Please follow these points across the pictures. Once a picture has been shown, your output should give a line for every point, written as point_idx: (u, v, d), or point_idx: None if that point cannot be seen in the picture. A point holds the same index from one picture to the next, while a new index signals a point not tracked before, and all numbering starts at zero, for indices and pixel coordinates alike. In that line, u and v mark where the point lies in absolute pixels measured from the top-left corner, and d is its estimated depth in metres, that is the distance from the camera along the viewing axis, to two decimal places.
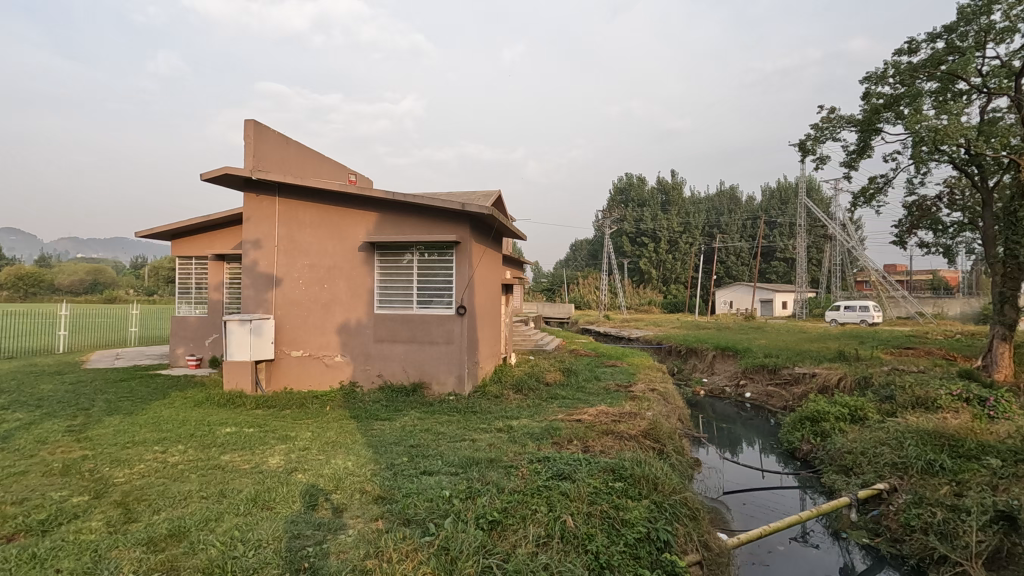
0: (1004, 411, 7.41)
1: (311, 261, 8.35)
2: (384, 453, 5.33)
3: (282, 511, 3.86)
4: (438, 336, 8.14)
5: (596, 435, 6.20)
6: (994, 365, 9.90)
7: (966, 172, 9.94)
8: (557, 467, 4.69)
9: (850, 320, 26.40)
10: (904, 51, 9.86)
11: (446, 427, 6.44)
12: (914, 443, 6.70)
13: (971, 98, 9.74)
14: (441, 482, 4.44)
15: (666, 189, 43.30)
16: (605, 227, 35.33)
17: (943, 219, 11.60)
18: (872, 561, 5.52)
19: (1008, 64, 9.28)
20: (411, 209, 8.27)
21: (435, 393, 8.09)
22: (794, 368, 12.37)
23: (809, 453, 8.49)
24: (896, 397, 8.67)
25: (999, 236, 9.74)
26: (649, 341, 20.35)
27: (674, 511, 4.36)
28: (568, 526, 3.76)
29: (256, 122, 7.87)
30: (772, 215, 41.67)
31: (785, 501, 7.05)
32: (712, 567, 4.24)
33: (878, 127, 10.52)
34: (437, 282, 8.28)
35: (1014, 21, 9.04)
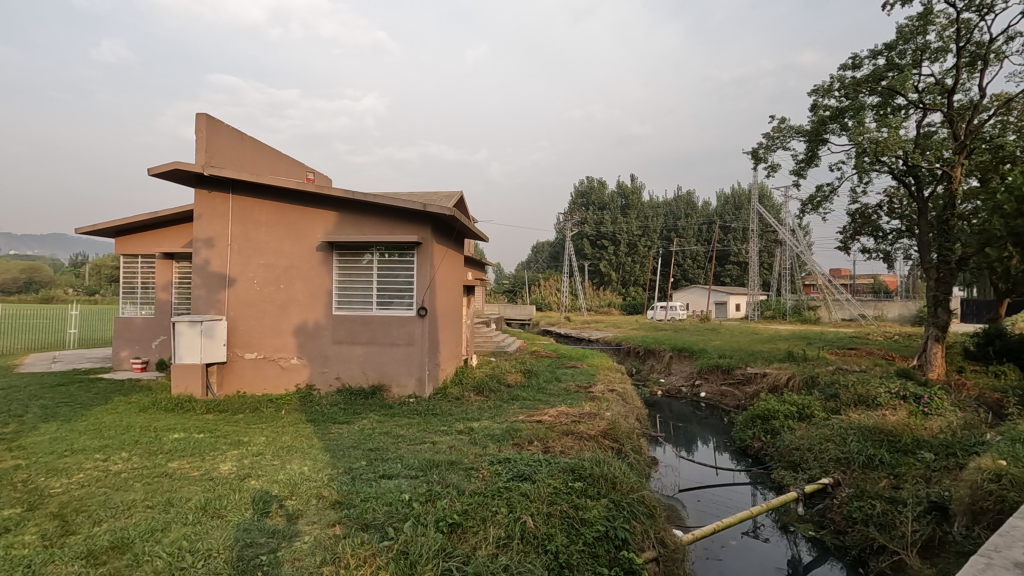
0: (937, 407, 7.87)
1: (266, 261, 8.11)
2: (342, 457, 5.22)
3: (234, 518, 3.74)
4: (398, 337, 8.04)
5: (557, 436, 6.26)
6: (928, 365, 10.43)
7: (904, 182, 10.48)
8: (518, 468, 4.70)
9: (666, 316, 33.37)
10: (848, 66, 10.37)
11: (406, 430, 6.36)
12: (857, 439, 7.05)
13: (908, 113, 10.34)
14: (401, 485, 4.38)
15: (626, 193, 44.03)
16: (567, 230, 35.68)
17: (884, 226, 12.27)
18: (818, 553, 5.78)
19: (941, 82, 9.90)
20: (371, 209, 8.14)
21: (395, 395, 7.99)
22: (746, 368, 12.81)
23: (760, 450, 8.81)
24: (840, 395, 9.11)
25: (933, 243, 10.41)
26: (608, 341, 20.66)
27: (632, 509, 4.44)
28: (528, 526, 3.78)
29: (209, 117, 7.63)
30: (727, 220, 43.00)
31: (738, 497, 7.29)
32: (667, 564, 4.36)
33: (824, 138, 11.04)
34: (398, 283, 8.17)
35: (947, 42, 9.64)
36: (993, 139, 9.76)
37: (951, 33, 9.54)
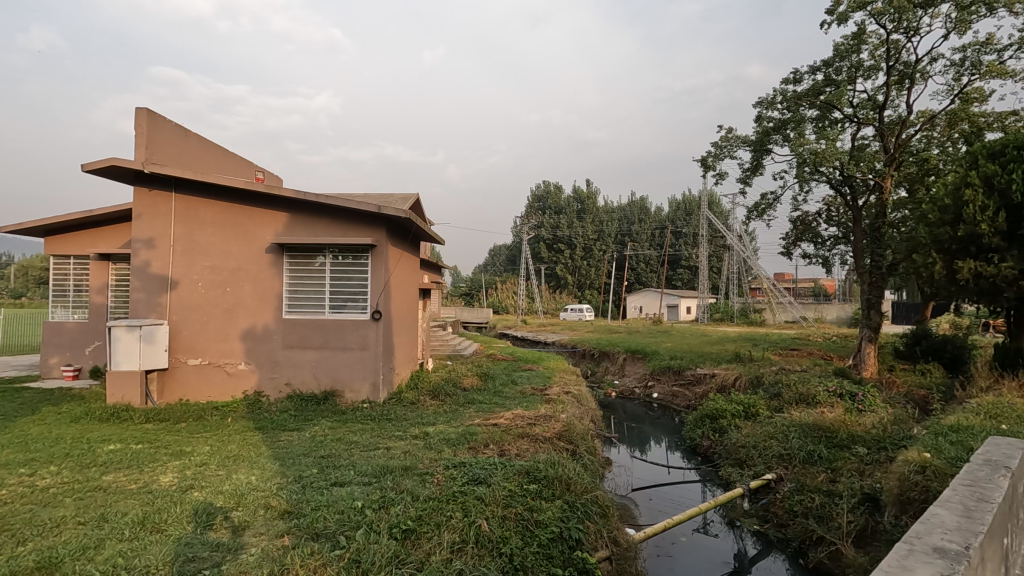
0: (870, 404, 8.35)
1: (211, 263, 7.80)
2: (292, 465, 5.07)
3: (174, 532, 3.57)
4: (351, 341, 7.88)
5: (513, 439, 6.28)
6: (862, 364, 11.02)
7: (840, 191, 11.08)
8: (474, 472, 4.69)
9: (577, 314, 36.92)
10: (790, 80, 10.90)
11: (359, 436, 6.24)
12: (798, 436, 7.40)
13: (844, 126, 10.95)
14: (353, 493, 4.29)
15: (582, 198, 44.67)
16: (523, 233, 35.86)
17: (822, 233, 12.94)
18: (762, 546, 6.02)
19: (873, 98, 10.54)
20: (323, 210, 7.95)
21: (348, 401, 7.82)
22: (696, 369, 13.22)
23: (709, 449, 9.11)
24: (783, 394, 9.52)
25: (866, 249, 10.99)
26: (564, 344, 20.90)
27: (585, 509, 4.51)
28: (483, 530, 3.77)
29: (149, 111, 7.30)
30: (678, 225, 44.28)
31: (688, 495, 7.51)
32: (620, 562, 4.45)
33: (768, 148, 11.55)
34: (351, 285, 8.02)
35: (878, 60, 10.28)
36: (919, 153, 10.46)
37: (882, 53, 10.18)
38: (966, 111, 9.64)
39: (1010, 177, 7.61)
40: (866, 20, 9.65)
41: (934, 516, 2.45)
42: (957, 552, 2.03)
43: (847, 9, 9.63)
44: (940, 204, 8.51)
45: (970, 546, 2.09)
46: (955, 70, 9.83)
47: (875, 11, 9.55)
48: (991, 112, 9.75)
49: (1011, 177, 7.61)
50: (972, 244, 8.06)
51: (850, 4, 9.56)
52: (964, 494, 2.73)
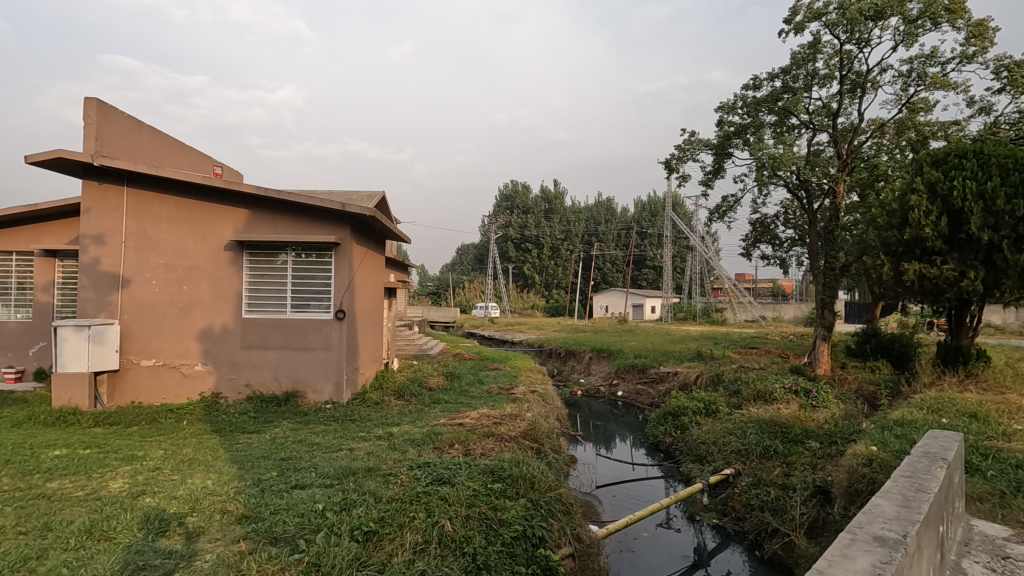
0: (823, 400, 8.69)
1: (165, 260, 7.52)
2: (250, 469, 4.94)
3: (123, 540, 3.44)
4: (313, 342, 7.73)
5: (478, 438, 6.29)
6: (816, 362, 11.40)
7: (797, 195, 11.47)
8: (438, 472, 4.67)
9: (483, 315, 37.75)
10: (750, 86, 11.22)
11: (322, 438, 6.14)
12: (755, 431, 7.63)
13: (800, 132, 11.33)
14: (314, 496, 4.22)
15: (550, 198, 44.92)
16: (491, 232, 35.69)
17: (780, 235, 13.37)
18: (721, 539, 6.20)
19: (827, 105, 10.96)
20: (285, 206, 7.78)
21: (310, 402, 7.68)
22: (660, 368, 13.47)
23: (671, 445, 9.32)
24: (742, 391, 9.81)
25: (820, 251, 11.38)
26: (531, 343, 20.98)
27: (549, 507, 4.55)
28: (446, 530, 3.76)
29: (99, 102, 7.01)
30: (643, 226, 45.07)
31: (651, 491, 7.65)
32: (582, 559, 4.52)
33: (729, 151, 11.85)
34: (314, 284, 7.87)
35: (832, 70, 10.69)
36: (870, 159, 10.93)
37: (835, 62, 10.58)
38: (913, 120, 10.11)
39: (952, 184, 8.04)
40: (821, 30, 10.01)
41: (876, 506, 2.57)
42: (895, 541, 2.14)
43: (804, 18, 9.97)
44: (888, 209, 8.90)
45: (907, 534, 2.21)
46: (903, 80, 10.30)
47: (829, 22, 9.92)
48: (936, 122, 10.26)
49: (953, 183, 8.05)
50: (918, 247, 8.46)
51: (806, 14, 9.91)
52: (904, 484, 2.87)
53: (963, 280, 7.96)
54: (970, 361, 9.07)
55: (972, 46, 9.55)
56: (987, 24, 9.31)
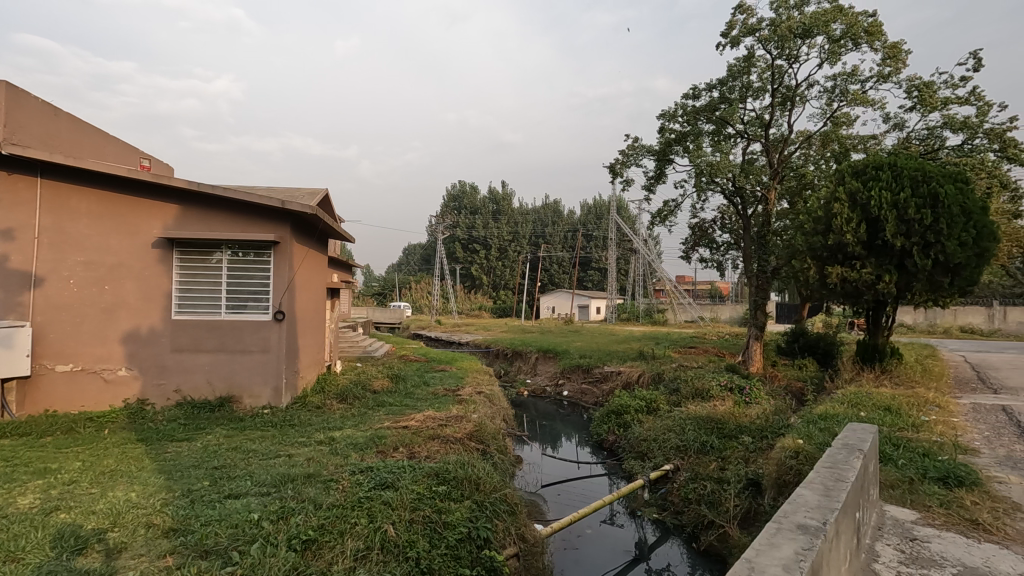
0: (755, 397, 9.14)
1: (86, 258, 7.01)
2: (180, 478, 4.69)
3: (33, 560, 3.18)
4: (251, 344, 7.42)
5: (423, 441, 6.22)
6: (749, 361, 11.95)
7: (733, 201, 12.00)
8: (380, 476, 4.58)
9: None
10: (689, 96, 11.66)
11: (258, 444, 5.89)
12: (693, 428, 7.93)
13: (736, 141, 11.87)
14: (249, 505, 4.05)
15: (497, 199, 45.08)
16: (439, 233, 35.39)
17: (717, 239, 13.97)
18: (660, 533, 6.40)
19: (760, 117, 11.54)
20: (219, 203, 7.42)
21: (246, 407, 7.36)
22: (604, 368, 13.78)
23: (614, 443, 9.54)
24: (681, 389, 10.17)
25: (753, 255, 11.96)
26: (478, 344, 20.98)
27: (493, 508, 4.55)
28: (389, 535, 3.70)
29: (9, 85, 6.46)
30: (589, 228, 46.01)
31: (595, 488, 7.81)
32: (526, 558, 4.56)
33: (670, 158, 12.27)
34: (252, 284, 7.56)
35: (765, 83, 11.27)
36: (798, 169, 11.59)
37: (767, 76, 11.17)
38: (836, 133, 10.80)
39: (870, 194, 8.66)
40: (755, 44, 10.54)
41: (799, 497, 2.72)
42: (816, 528, 2.28)
43: (739, 33, 10.46)
44: (814, 216, 9.45)
45: (827, 521, 2.35)
46: (828, 96, 10.98)
47: (762, 38, 10.46)
48: (856, 136, 11.01)
49: (871, 193, 8.66)
50: (840, 251, 9.04)
51: (741, 29, 10.39)
52: (824, 475, 3.07)
53: (879, 283, 8.58)
54: (885, 358, 9.78)
55: (887, 66, 10.31)
56: (901, 47, 10.07)
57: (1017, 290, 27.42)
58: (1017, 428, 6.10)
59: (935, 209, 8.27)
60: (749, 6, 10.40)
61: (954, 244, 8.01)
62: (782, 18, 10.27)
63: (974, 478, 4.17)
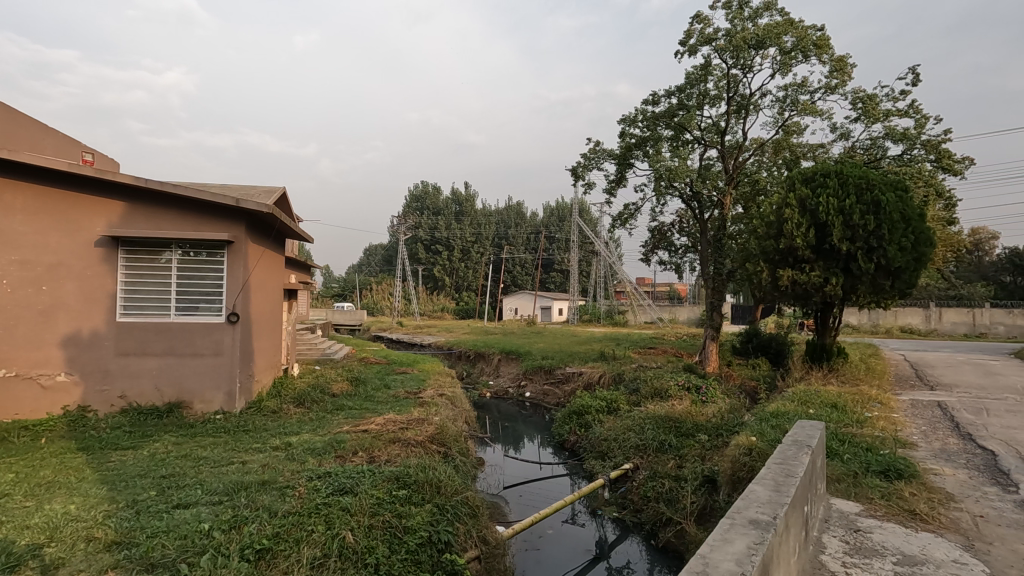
0: (711, 396, 9.39)
1: (20, 256, 6.56)
2: (124, 489, 4.46)
3: None
4: (203, 347, 7.14)
5: (383, 444, 6.13)
6: (705, 361, 12.27)
7: (690, 206, 12.32)
8: (339, 482, 4.48)
9: None
10: (649, 102, 11.91)
11: (210, 451, 5.67)
12: (652, 427, 8.09)
13: (693, 147, 12.19)
14: (199, 514, 3.89)
15: (460, 200, 44.95)
16: (401, 233, 34.99)
17: (675, 242, 14.31)
18: (620, 531, 6.49)
19: (716, 124, 11.88)
20: (168, 200, 7.13)
21: (197, 412, 7.08)
22: (566, 368, 13.91)
23: (575, 443, 9.64)
24: (641, 389, 10.37)
25: (710, 258, 12.31)
26: (440, 346, 20.86)
27: (455, 511, 4.51)
28: (347, 542, 3.62)
29: None
30: (551, 230, 46.42)
31: (556, 488, 7.87)
32: (488, 560, 4.54)
33: (630, 162, 12.50)
34: (204, 285, 7.30)
35: (721, 91, 11.62)
36: (752, 175, 11.99)
37: (723, 84, 11.51)
38: (787, 141, 11.25)
39: (819, 200, 9.04)
40: (711, 53, 10.86)
41: (752, 492, 2.81)
42: (767, 522, 2.36)
43: (696, 42, 10.76)
44: (767, 221, 9.76)
45: (777, 516, 2.44)
46: (780, 105, 11.40)
47: (718, 47, 10.78)
48: (806, 144, 11.48)
49: (819, 199, 9.04)
50: (791, 255, 9.37)
51: (699, 38, 10.68)
52: (775, 471, 3.18)
53: (827, 286, 8.97)
54: (832, 358, 10.23)
55: (834, 79, 10.79)
56: (846, 60, 10.57)
57: (950, 292, 29.20)
58: (950, 422, 6.48)
59: (877, 215, 8.71)
60: (706, 16, 10.70)
61: (894, 249, 8.52)
62: (737, 29, 10.62)
63: (912, 471, 4.40)
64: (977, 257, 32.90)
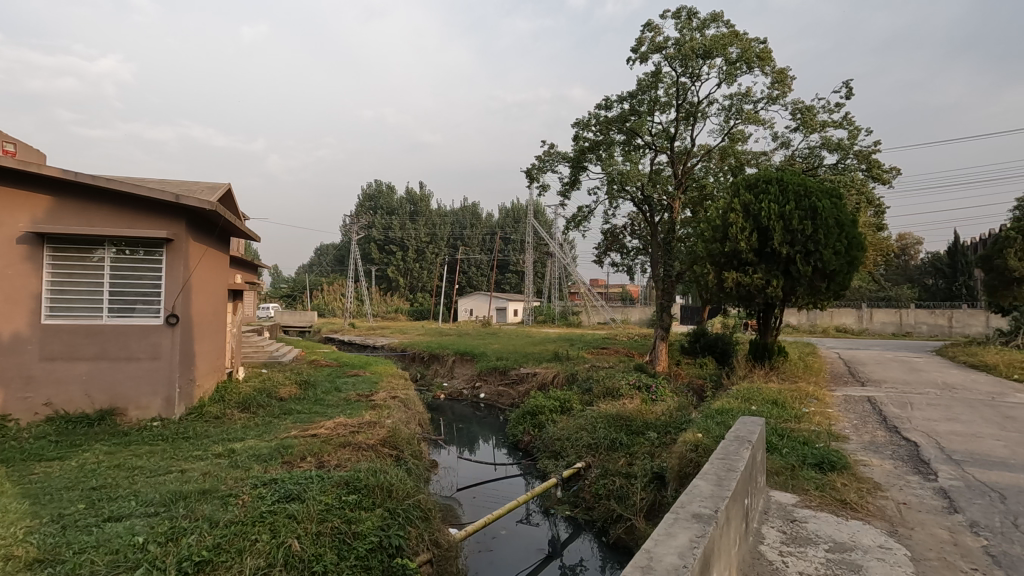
0: (661, 394, 9.65)
1: None
2: (48, 503, 4.17)
3: None
4: (138, 350, 6.77)
5: (333, 449, 5.98)
6: (656, 360, 12.57)
7: (642, 209, 12.64)
8: (285, 489, 4.34)
9: None
10: (602, 106, 12.12)
11: (146, 460, 5.39)
12: (603, 426, 8.23)
13: (645, 152, 12.50)
14: (134, 527, 3.69)
15: (415, 200, 44.51)
16: (353, 233, 34.28)
17: (627, 244, 14.63)
18: (572, 529, 6.58)
19: (666, 130, 12.22)
20: (101, 195, 6.72)
21: (132, 419, 6.70)
22: (520, 369, 13.98)
23: (529, 443, 9.70)
24: (594, 388, 10.54)
25: (660, 260, 12.65)
26: (394, 347, 20.57)
27: (406, 515, 4.45)
28: (293, 550, 3.52)
29: None
30: (507, 231, 46.60)
31: (510, 488, 7.89)
32: (440, 563, 4.51)
33: (584, 165, 12.70)
34: (140, 284, 6.93)
35: (670, 98, 11.96)
36: (700, 180, 12.38)
37: (673, 92, 11.85)
38: (733, 148, 11.70)
39: (761, 206, 9.44)
40: (662, 61, 11.16)
41: (696, 487, 2.91)
42: (709, 516, 2.45)
43: (647, 49, 11.03)
44: (713, 224, 10.10)
45: (718, 509, 2.53)
46: (726, 113, 11.84)
47: (668, 55, 11.10)
48: (750, 151, 11.96)
49: (762, 205, 9.44)
50: (735, 258, 9.74)
51: (649, 45, 10.96)
52: (718, 466, 3.30)
53: (768, 287, 9.39)
54: (773, 356, 10.69)
55: (776, 90, 11.30)
56: (787, 73, 11.09)
57: (880, 293, 31.09)
58: (879, 416, 6.89)
59: (814, 220, 9.18)
60: (657, 25, 11.00)
61: (829, 253, 9.00)
62: (686, 39, 10.97)
63: (844, 462, 4.66)
64: (903, 260, 35.17)
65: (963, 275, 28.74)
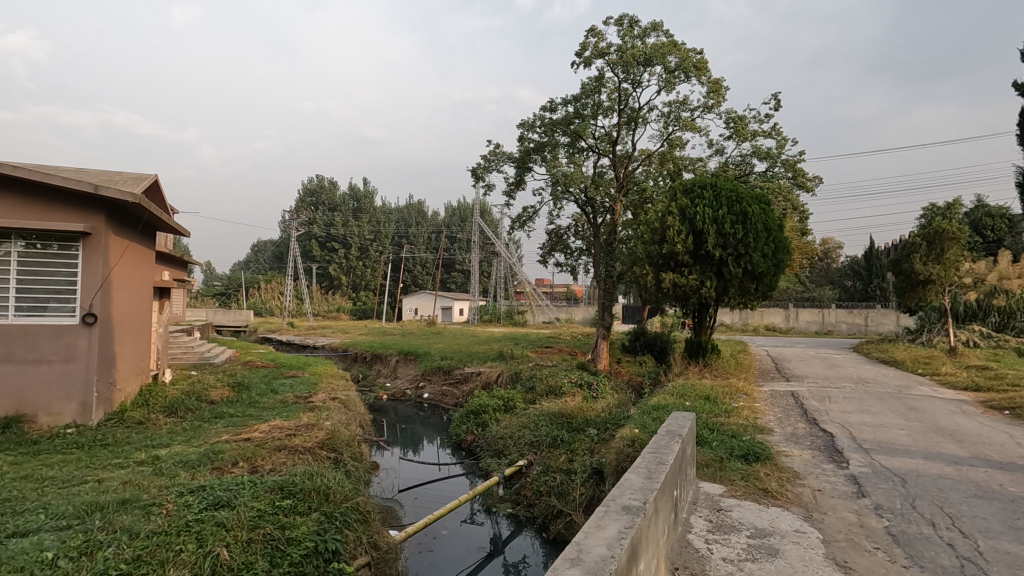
0: (602, 392, 9.89)
1: None
2: None
3: None
4: (50, 352, 6.28)
5: (267, 453, 5.77)
6: (598, 358, 12.85)
7: (585, 210, 12.90)
8: (214, 495, 4.16)
9: None
10: (547, 109, 12.28)
11: (58, 470, 5.00)
12: (545, 424, 8.36)
13: (588, 154, 12.76)
14: (42, 542, 3.42)
15: (358, 197, 43.55)
16: (293, 228, 33.09)
17: (571, 245, 14.87)
18: (514, 527, 6.65)
19: (609, 134, 12.51)
20: (6, 183, 6.18)
21: (42, 427, 6.19)
22: (464, 368, 13.95)
23: (472, 443, 9.71)
24: (537, 386, 10.68)
25: (602, 260, 12.94)
26: (334, 347, 20.04)
27: (344, 518, 4.35)
28: (222, 559, 3.39)
29: None
30: (452, 231, 46.36)
31: (452, 488, 7.86)
32: (379, 566, 4.44)
33: (529, 166, 12.83)
34: (51, 283, 6.43)
35: (613, 103, 12.26)
36: (640, 183, 12.76)
37: (615, 97, 12.16)
38: (671, 153, 12.11)
39: (696, 210, 9.85)
40: (605, 67, 11.42)
41: (628, 480, 3.02)
42: (637, 507, 2.54)
43: (591, 54, 11.26)
44: (652, 226, 10.44)
45: (647, 501, 2.64)
46: (665, 119, 12.25)
47: (611, 61, 11.38)
48: (687, 157, 12.44)
49: (697, 208, 9.85)
50: (673, 259, 10.11)
51: (593, 51, 11.20)
52: (649, 459, 3.43)
53: (702, 288, 9.82)
54: (707, 354, 11.17)
55: (711, 99, 11.81)
56: (721, 83, 11.61)
57: (805, 294, 33.10)
58: (800, 410, 7.35)
59: (745, 224, 9.68)
60: (600, 31, 11.25)
61: (758, 256, 9.53)
62: (627, 46, 11.29)
63: (767, 453, 4.96)
64: (826, 264, 37.57)
65: (876, 278, 31.00)
